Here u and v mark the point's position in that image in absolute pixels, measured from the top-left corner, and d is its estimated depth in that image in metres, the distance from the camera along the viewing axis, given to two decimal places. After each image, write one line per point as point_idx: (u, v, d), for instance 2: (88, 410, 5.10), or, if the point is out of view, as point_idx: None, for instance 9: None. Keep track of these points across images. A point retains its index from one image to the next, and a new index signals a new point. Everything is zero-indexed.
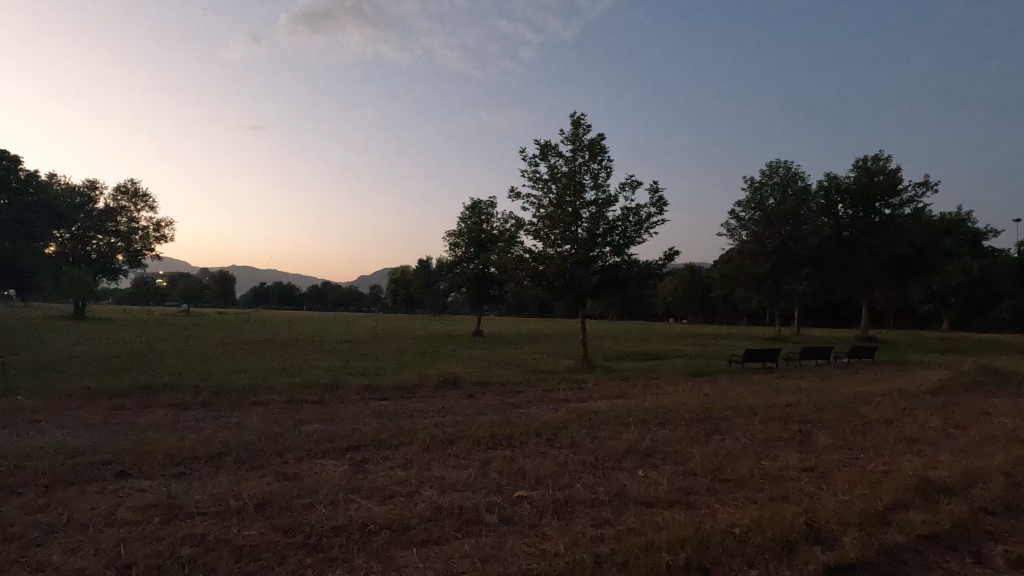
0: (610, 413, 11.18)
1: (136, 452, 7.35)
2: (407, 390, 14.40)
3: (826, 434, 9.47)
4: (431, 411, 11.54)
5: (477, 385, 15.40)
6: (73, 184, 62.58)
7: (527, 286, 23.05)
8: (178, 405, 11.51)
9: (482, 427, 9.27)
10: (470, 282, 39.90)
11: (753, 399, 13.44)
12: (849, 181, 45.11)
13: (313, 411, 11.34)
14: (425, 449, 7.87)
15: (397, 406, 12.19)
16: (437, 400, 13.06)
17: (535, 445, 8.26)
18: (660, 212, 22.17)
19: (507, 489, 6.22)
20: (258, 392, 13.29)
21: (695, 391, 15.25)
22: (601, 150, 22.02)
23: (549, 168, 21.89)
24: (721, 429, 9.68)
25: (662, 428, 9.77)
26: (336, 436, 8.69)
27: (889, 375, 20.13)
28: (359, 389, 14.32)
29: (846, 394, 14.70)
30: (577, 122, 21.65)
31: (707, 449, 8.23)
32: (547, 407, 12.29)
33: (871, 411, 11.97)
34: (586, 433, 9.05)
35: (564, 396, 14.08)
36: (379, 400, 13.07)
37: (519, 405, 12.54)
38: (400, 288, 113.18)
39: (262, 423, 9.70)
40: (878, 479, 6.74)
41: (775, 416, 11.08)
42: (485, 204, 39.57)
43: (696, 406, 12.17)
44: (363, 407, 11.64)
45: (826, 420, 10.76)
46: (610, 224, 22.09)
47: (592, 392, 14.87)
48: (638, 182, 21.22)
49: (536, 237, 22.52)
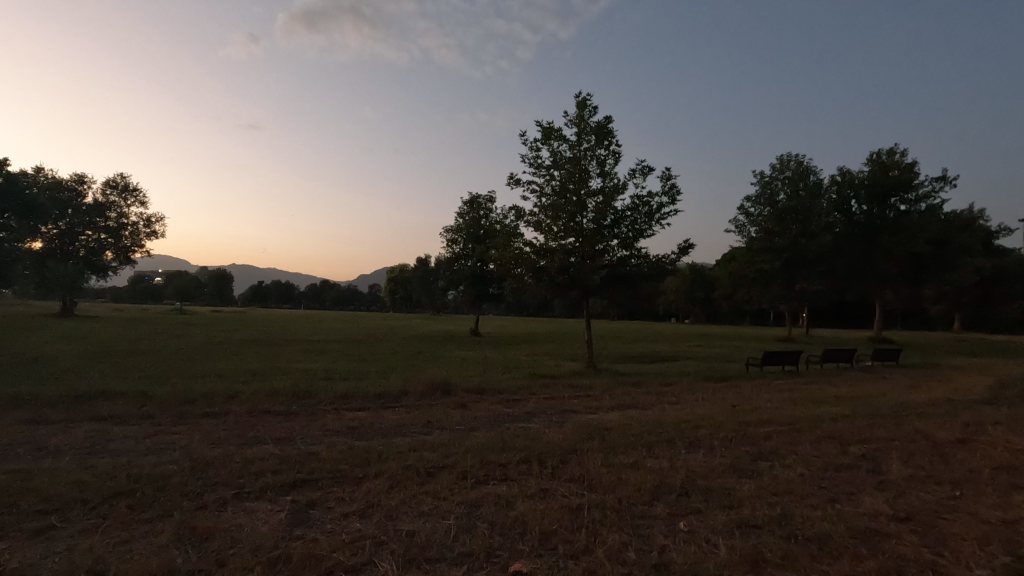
0: (628, 429, 9.39)
1: (9, 491, 5.55)
2: (390, 399, 12.65)
3: (897, 462, 7.66)
4: (414, 427, 9.75)
5: (471, 393, 13.64)
6: (60, 179, 61.00)
7: (527, 283, 21.25)
8: (114, 419, 9.69)
9: (472, 451, 7.46)
10: (468, 280, 38.21)
11: (788, 410, 11.71)
12: (862, 175, 43.19)
13: (274, 427, 9.57)
14: (394, 486, 6.04)
15: (375, 420, 10.39)
16: (422, 412, 11.29)
17: (537, 478, 6.44)
18: (673, 201, 20.34)
19: (498, 558, 4.41)
20: (217, 400, 11.50)
21: (717, 400, 13.46)
22: (608, 134, 20.19)
23: (551, 153, 20.06)
24: (766, 455, 7.87)
25: (693, 452, 7.96)
26: (290, 462, 6.86)
27: (923, 381, 18.35)
28: (335, 397, 12.57)
29: (889, 404, 12.95)
30: (583, 103, 19.88)
31: (760, 484, 6.42)
32: (550, 421, 10.48)
33: (933, 427, 10.14)
34: (601, 459, 7.22)
35: (568, 406, 12.28)
36: (355, 411, 11.27)
37: (518, 419, 10.77)
38: (399, 287, 111.45)
39: (201, 446, 7.85)
40: (1010, 538, 4.90)
41: (823, 434, 9.31)
42: (484, 198, 37.90)
43: (725, 419, 10.42)
44: (334, 423, 9.84)
45: (889, 440, 8.94)
46: (618, 215, 20.27)
47: (599, 400, 13.13)
48: (649, 167, 19.40)
49: (537, 229, 20.69)
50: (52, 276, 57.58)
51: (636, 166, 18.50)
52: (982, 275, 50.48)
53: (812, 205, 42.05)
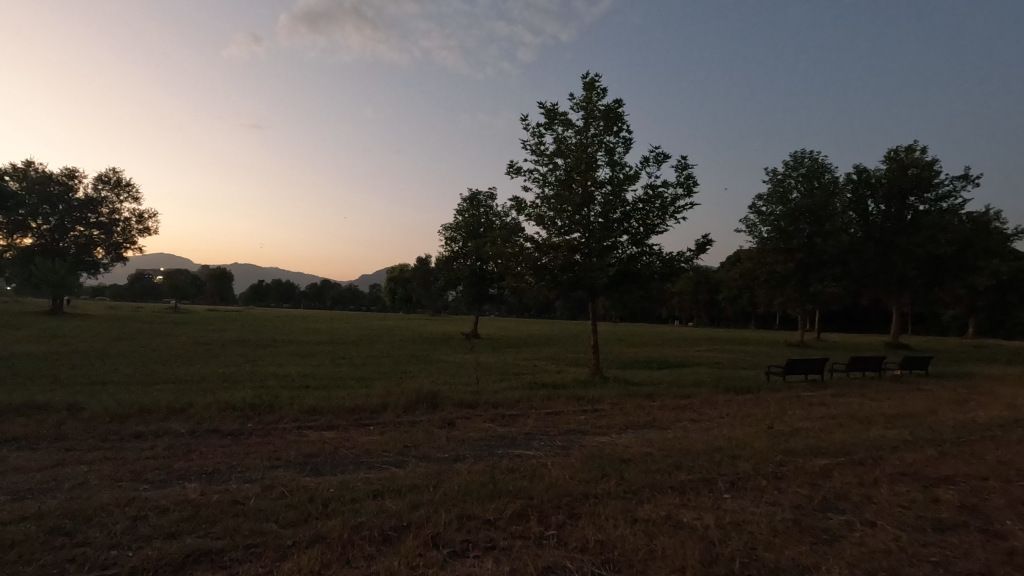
0: (651, 460, 7.64)
1: None
2: (367, 414, 10.90)
3: (1008, 517, 5.85)
4: (386, 456, 7.98)
5: (461, 407, 11.86)
6: (49, 173, 59.22)
7: (527, 282, 19.44)
8: (24, 443, 7.96)
9: (451, 499, 5.66)
10: (466, 280, 36.44)
11: (834, 433, 9.88)
12: (879, 173, 41.11)
13: (211, 454, 7.77)
14: (333, 561, 4.27)
15: (341, 445, 8.64)
16: (400, 433, 9.52)
17: (537, 549, 4.66)
18: (688, 193, 18.48)
19: None
20: (161, 415, 9.75)
21: (746, 418, 11.65)
22: (618, 119, 18.35)
23: (555, 139, 18.21)
24: (833, 505, 6.06)
25: (740, 498, 6.17)
26: (202, 517, 5.03)
27: (966, 393, 16.55)
28: (300, 412, 10.73)
29: (946, 424, 11.12)
30: (590, 84, 18.07)
31: (844, 558, 4.65)
32: (552, 449, 8.62)
33: (1021, 459, 8.30)
34: (622, 515, 5.44)
35: (573, 426, 10.47)
36: (322, 432, 9.50)
37: (515, 444, 8.97)
38: (399, 287, 109.46)
39: (101, 485, 6.06)
40: None
41: (893, 470, 7.49)
42: (484, 194, 36.01)
43: (765, 447, 8.57)
44: (290, 450, 8.06)
45: (981, 481, 7.10)
46: (628, 208, 18.41)
47: (610, 417, 11.30)
48: (663, 154, 17.55)
49: (539, 223, 18.88)
50: (40, 273, 55.53)
51: (649, 153, 16.64)
52: (1000, 279, 48.45)
53: (826, 204, 40.08)
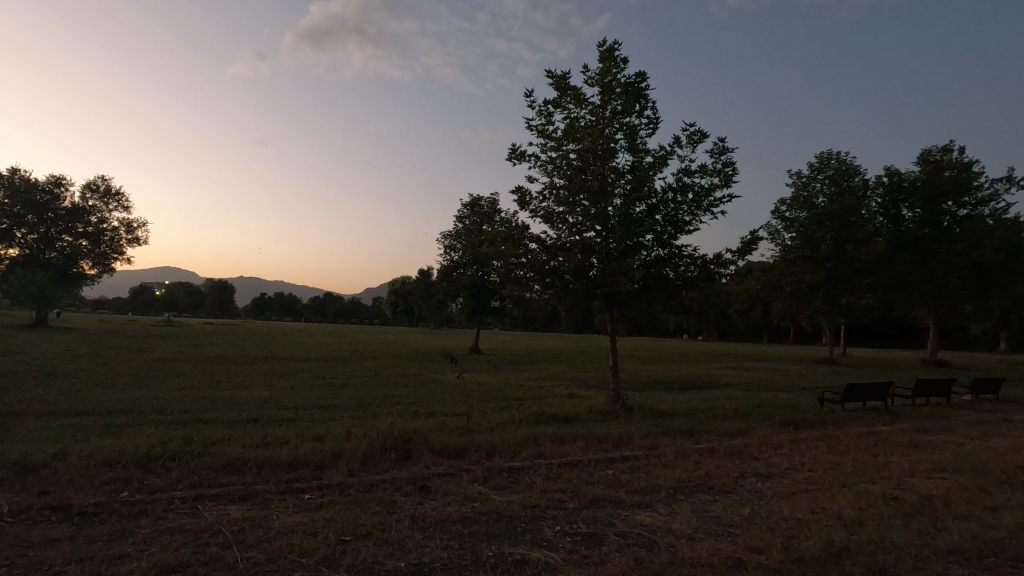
0: None
1: None
2: (310, 472, 7.76)
3: None
4: (307, 566, 4.81)
5: (443, 456, 8.71)
6: (34, 180, 56.38)
7: (534, 292, 16.28)
8: None
9: None
10: (466, 291, 33.52)
11: (995, 509, 6.64)
12: (912, 176, 37.75)
13: (1, 568, 4.64)
14: None
15: (245, 535, 5.52)
16: (346, 507, 6.36)
17: None
18: (726, 183, 15.35)
19: None
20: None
21: (834, 474, 8.44)
22: (641, 95, 15.29)
23: (566, 119, 15.18)
24: None
25: None
26: None
27: None
28: (212, 469, 7.54)
29: None
30: (609, 53, 15.07)
31: None
32: (575, 545, 5.43)
33: None
34: None
35: (601, 490, 7.29)
36: (226, 508, 6.30)
37: (516, 532, 5.77)
38: (400, 299, 106.59)
39: None
40: None
41: None
42: (486, 200, 33.06)
43: (917, 543, 5.37)
44: (145, 558, 4.86)
45: None
46: (655, 201, 15.30)
47: (649, 474, 8.10)
48: (698, 133, 14.45)
49: (548, 220, 15.77)
50: (23, 286, 52.46)
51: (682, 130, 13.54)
52: None
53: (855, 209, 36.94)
